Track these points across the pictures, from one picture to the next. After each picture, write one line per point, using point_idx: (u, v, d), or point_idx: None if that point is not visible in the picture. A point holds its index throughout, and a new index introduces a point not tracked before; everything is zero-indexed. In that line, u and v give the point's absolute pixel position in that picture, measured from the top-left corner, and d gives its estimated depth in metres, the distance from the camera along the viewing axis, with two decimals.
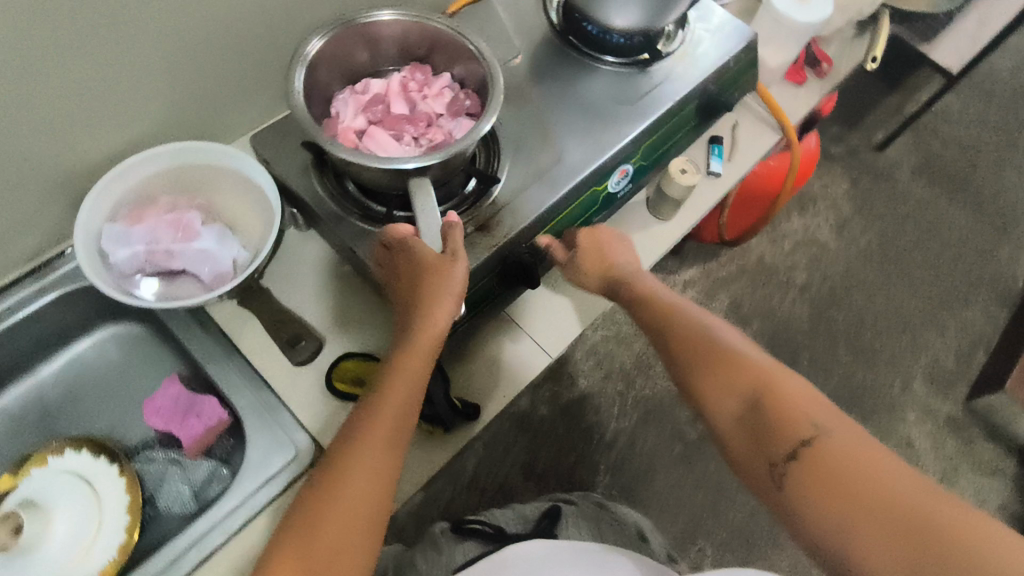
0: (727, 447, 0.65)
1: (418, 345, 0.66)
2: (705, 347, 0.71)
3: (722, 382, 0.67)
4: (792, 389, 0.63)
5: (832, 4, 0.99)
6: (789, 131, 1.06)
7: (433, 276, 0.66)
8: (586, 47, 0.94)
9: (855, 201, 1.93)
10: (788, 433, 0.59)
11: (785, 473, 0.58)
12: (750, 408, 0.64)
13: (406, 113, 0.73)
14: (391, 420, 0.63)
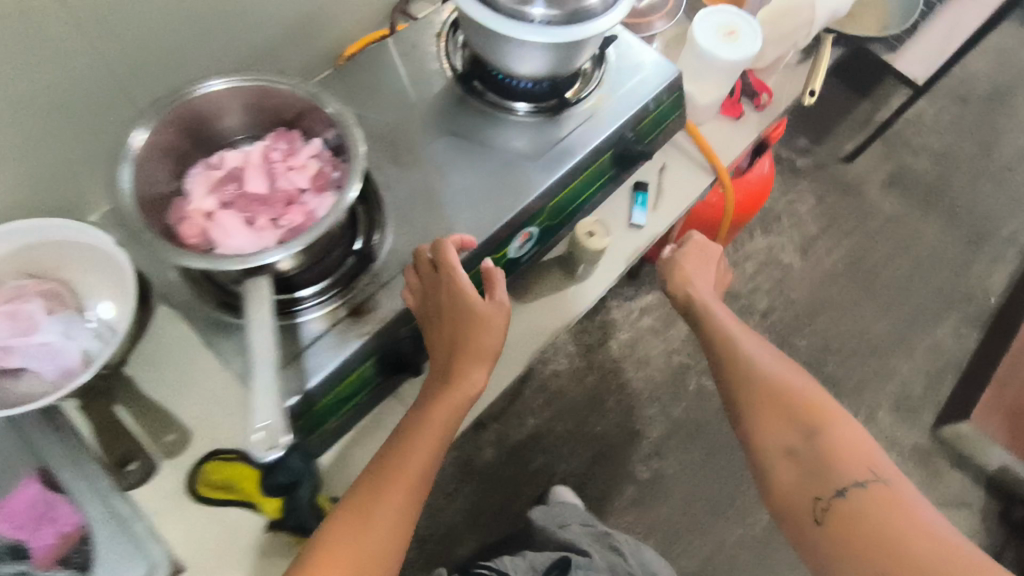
0: (774, 476, 0.73)
1: (456, 384, 0.71)
2: (766, 388, 0.78)
3: (781, 424, 0.75)
4: (836, 439, 0.71)
5: (762, 39, 0.91)
6: (722, 175, 0.98)
7: (482, 323, 0.71)
8: (491, 92, 0.85)
9: (821, 218, 1.86)
10: (842, 477, 0.68)
11: (826, 511, 0.67)
12: (806, 448, 0.72)
13: (263, 192, 0.66)
14: (420, 464, 0.68)
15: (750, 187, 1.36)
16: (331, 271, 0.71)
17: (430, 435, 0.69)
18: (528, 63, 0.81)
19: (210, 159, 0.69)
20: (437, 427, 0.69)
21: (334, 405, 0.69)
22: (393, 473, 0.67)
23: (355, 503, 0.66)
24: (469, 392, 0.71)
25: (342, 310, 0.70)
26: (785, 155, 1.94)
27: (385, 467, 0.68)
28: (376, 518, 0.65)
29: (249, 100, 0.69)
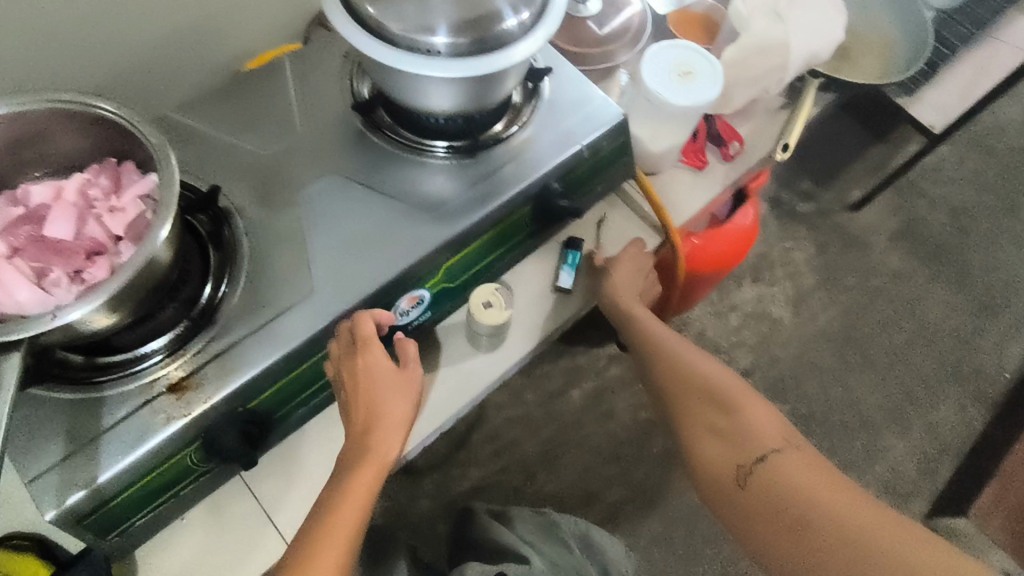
0: (698, 454, 0.66)
1: (377, 443, 0.61)
2: (687, 375, 0.71)
3: (700, 409, 0.68)
4: (756, 421, 0.64)
5: (720, 85, 0.77)
6: (674, 236, 0.84)
7: (399, 390, 0.63)
8: (398, 127, 0.74)
9: (819, 270, 1.71)
10: (755, 443, 0.62)
11: (747, 476, 0.60)
12: (728, 425, 0.65)
13: (63, 239, 0.54)
14: (341, 535, 0.57)
15: (729, 239, 1.21)
16: (161, 336, 0.59)
17: (353, 502, 0.59)
18: (438, 99, 0.68)
19: (16, 194, 0.58)
20: (358, 498, 0.59)
21: (140, 498, 0.57)
22: (310, 550, 0.56)
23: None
24: (388, 455, 0.61)
25: (160, 386, 0.58)
26: (786, 197, 1.79)
27: (297, 561, 0.56)
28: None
29: (57, 125, 0.56)
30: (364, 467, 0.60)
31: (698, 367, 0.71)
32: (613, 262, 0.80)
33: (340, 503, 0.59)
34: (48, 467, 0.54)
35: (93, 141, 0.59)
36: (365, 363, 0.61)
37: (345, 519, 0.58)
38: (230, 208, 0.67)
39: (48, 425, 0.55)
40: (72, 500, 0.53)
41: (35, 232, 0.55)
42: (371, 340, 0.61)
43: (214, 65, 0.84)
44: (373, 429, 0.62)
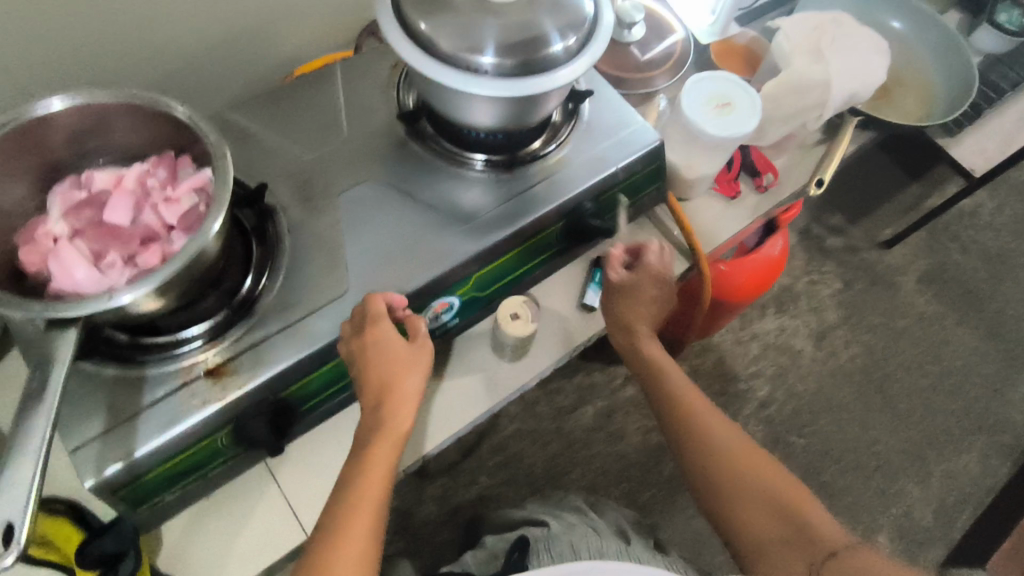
0: (762, 553, 0.67)
1: (393, 415, 0.64)
2: (736, 463, 0.72)
3: (754, 504, 0.69)
4: (819, 519, 0.67)
5: (758, 117, 0.78)
6: (703, 263, 0.86)
7: (410, 365, 0.65)
8: (440, 138, 0.76)
9: (845, 306, 1.69)
10: (820, 540, 0.65)
11: (820, 573, 0.63)
12: (796, 528, 0.66)
13: (122, 225, 0.58)
14: (372, 500, 0.62)
15: (754, 268, 1.21)
16: (202, 321, 0.62)
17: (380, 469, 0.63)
18: (481, 114, 0.70)
19: (79, 178, 0.61)
20: (384, 463, 0.63)
21: (170, 476, 0.60)
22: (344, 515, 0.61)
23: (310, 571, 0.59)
24: (402, 426, 0.65)
25: (198, 368, 0.61)
26: (816, 230, 1.78)
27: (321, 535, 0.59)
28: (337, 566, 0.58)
29: (122, 117, 0.60)
30: (386, 436, 0.64)
31: (743, 454, 0.73)
32: (620, 274, 0.79)
33: (365, 474, 0.62)
34: (88, 438, 0.56)
35: (155, 134, 0.62)
36: (376, 343, 0.62)
37: (373, 486, 0.62)
38: (273, 204, 0.69)
39: (92, 399, 0.58)
40: (109, 472, 0.55)
41: (95, 215, 0.59)
42: (381, 318, 0.62)
43: (264, 65, 0.87)
44: (388, 404, 0.64)
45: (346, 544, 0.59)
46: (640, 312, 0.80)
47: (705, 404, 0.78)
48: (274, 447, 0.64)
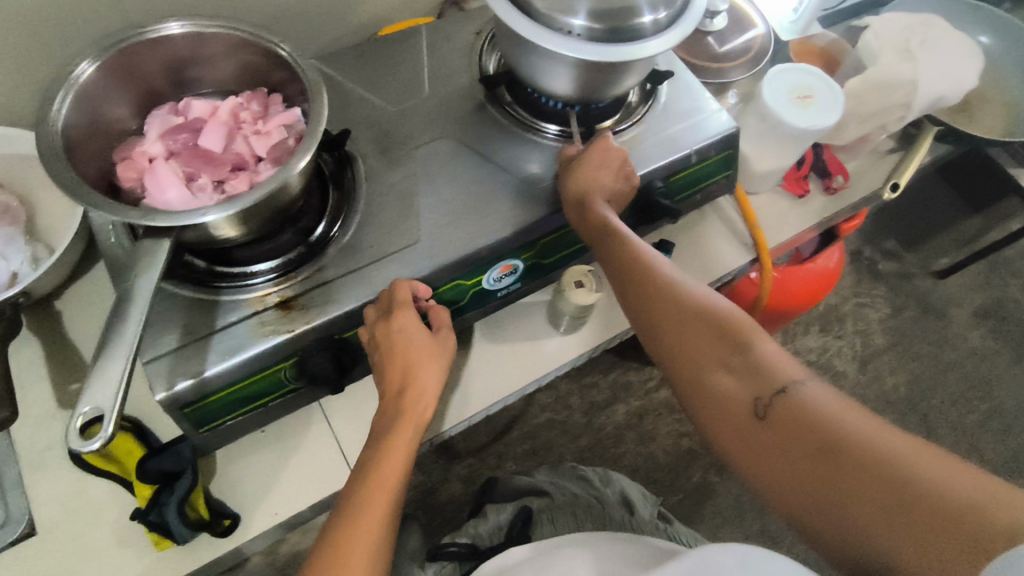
0: (711, 399, 0.58)
1: (410, 406, 0.62)
2: (680, 303, 0.63)
3: (697, 343, 0.60)
4: (770, 351, 0.57)
5: (841, 111, 0.77)
6: (765, 257, 0.85)
7: (433, 356, 0.64)
8: (517, 105, 0.77)
9: (891, 332, 1.65)
10: (774, 374, 0.56)
11: (766, 412, 0.54)
12: (741, 358, 0.58)
13: (213, 150, 0.60)
14: (390, 487, 0.58)
15: (807, 278, 1.19)
16: (279, 255, 0.64)
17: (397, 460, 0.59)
18: (563, 83, 0.70)
19: (178, 104, 0.64)
20: (403, 452, 0.60)
21: (232, 401, 0.61)
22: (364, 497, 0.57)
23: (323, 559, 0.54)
24: (424, 412, 0.62)
25: (270, 300, 0.62)
26: (868, 253, 1.74)
27: (365, 476, 0.59)
28: (353, 552, 0.54)
29: (226, 50, 0.62)
30: (405, 423, 0.61)
31: (688, 291, 0.64)
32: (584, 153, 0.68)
33: (381, 462, 0.59)
34: (162, 352, 0.58)
35: (252, 71, 0.64)
36: (401, 329, 0.61)
37: (390, 474, 0.59)
38: (351, 152, 0.71)
39: (169, 317, 0.60)
40: (179, 387, 0.57)
41: (190, 139, 0.61)
42: (405, 304, 0.61)
43: (349, 26, 0.89)
44: (408, 392, 0.62)
45: (361, 529, 0.55)
46: (598, 181, 0.68)
47: (662, 257, 0.68)
48: (332, 386, 0.65)
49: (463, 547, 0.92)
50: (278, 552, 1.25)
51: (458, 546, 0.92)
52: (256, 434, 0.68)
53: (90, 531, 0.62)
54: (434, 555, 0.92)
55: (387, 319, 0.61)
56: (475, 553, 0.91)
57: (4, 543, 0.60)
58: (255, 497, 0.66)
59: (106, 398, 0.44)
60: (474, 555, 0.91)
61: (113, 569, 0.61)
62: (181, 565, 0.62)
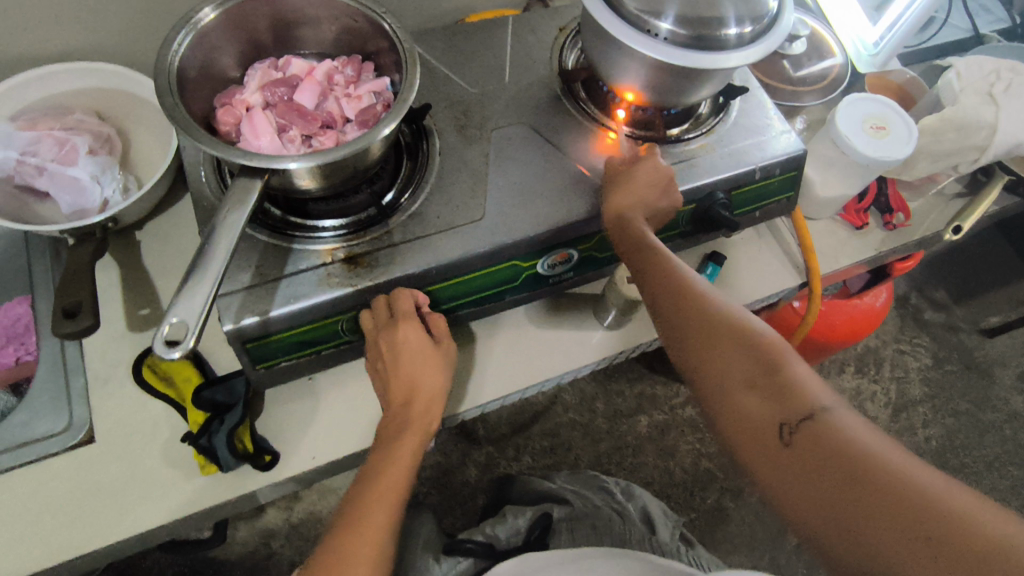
0: (735, 417, 0.57)
1: (415, 417, 0.66)
2: (711, 317, 0.63)
3: (724, 359, 0.60)
4: (801, 375, 0.57)
5: (913, 146, 0.76)
6: (815, 283, 0.85)
7: (433, 363, 0.67)
8: (591, 102, 0.79)
9: (930, 384, 1.61)
10: (802, 399, 0.55)
11: (791, 436, 0.53)
12: (769, 380, 0.57)
13: (306, 106, 0.63)
14: (396, 489, 0.63)
15: (852, 315, 1.18)
16: (351, 215, 0.67)
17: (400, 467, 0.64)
18: (639, 84, 0.71)
19: (279, 60, 0.68)
20: (408, 457, 0.65)
21: (291, 344, 0.65)
22: (375, 492, 0.63)
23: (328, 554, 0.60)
24: (431, 421, 0.67)
25: (338, 255, 0.65)
26: (915, 300, 1.71)
27: (376, 472, 0.64)
28: (355, 550, 0.60)
29: (331, 16, 0.66)
30: (408, 429, 0.65)
31: (720, 306, 0.64)
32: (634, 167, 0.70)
33: (383, 467, 0.64)
34: (235, 288, 0.62)
35: (351, 38, 0.68)
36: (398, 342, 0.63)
37: (396, 477, 0.64)
38: (430, 127, 0.74)
39: (245, 257, 0.63)
40: (246, 322, 0.60)
41: (287, 94, 0.65)
42: (404, 313, 0.64)
43: (438, 10, 0.93)
44: (415, 403, 0.66)
45: (369, 528, 0.61)
46: (642, 198, 0.69)
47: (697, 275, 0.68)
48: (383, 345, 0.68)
49: (479, 544, 0.94)
50: (294, 508, 1.29)
51: (474, 544, 0.95)
52: (303, 380, 0.71)
53: (142, 447, 0.66)
54: (451, 550, 0.95)
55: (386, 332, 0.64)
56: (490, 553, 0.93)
57: (67, 446, 0.65)
58: (298, 440, 0.69)
59: (191, 314, 0.48)
60: (490, 554, 0.94)
61: (160, 485, 0.64)
62: (223, 493, 0.65)
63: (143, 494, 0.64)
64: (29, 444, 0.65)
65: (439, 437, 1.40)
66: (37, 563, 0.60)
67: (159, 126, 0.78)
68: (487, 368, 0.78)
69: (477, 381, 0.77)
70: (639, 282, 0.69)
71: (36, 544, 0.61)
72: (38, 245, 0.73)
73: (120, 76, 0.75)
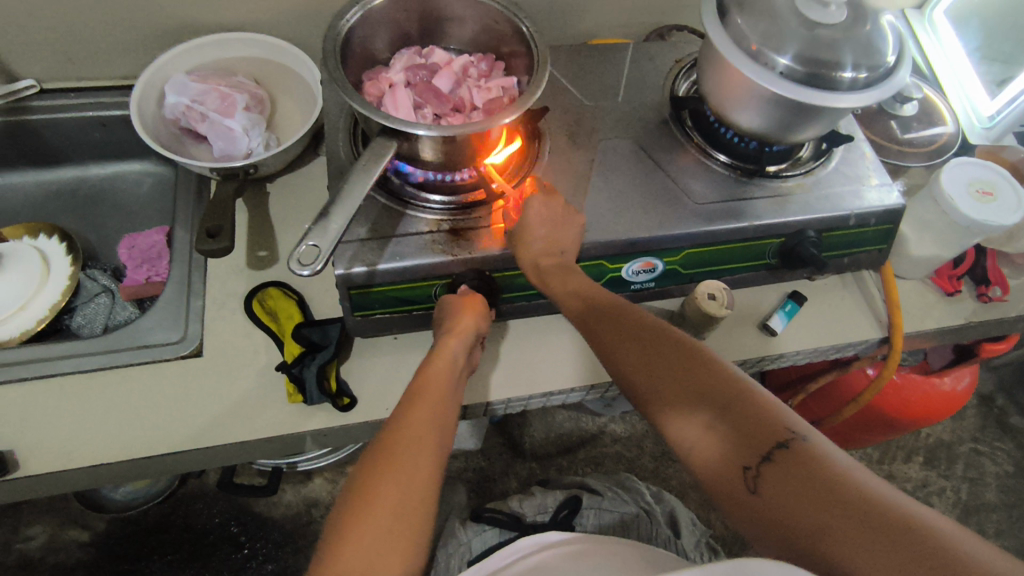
0: (699, 464, 0.53)
1: (454, 341, 0.66)
2: (660, 352, 0.59)
3: (675, 400, 0.56)
4: (758, 402, 0.53)
5: (1018, 217, 0.76)
6: (897, 340, 0.83)
7: (473, 312, 0.69)
8: (696, 128, 0.83)
9: (1007, 493, 1.51)
10: (760, 434, 0.51)
11: (758, 480, 0.49)
12: (725, 416, 0.53)
13: (442, 89, 0.71)
14: (445, 382, 0.62)
15: (929, 393, 1.14)
16: (459, 194, 0.73)
17: (442, 365, 0.64)
18: (747, 116, 0.75)
19: (424, 48, 0.76)
20: (448, 359, 0.65)
21: (388, 298, 0.71)
22: (424, 384, 0.61)
23: (354, 495, 0.52)
24: (468, 336, 0.67)
25: (443, 226, 0.71)
26: (1000, 401, 1.62)
27: (425, 376, 0.63)
28: (415, 423, 0.57)
29: (477, 15, 0.73)
30: (431, 389, 0.60)
31: (672, 337, 0.61)
32: (527, 214, 0.70)
33: (407, 419, 0.57)
34: (351, 238, 0.68)
35: (487, 37, 0.75)
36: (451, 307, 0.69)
37: (438, 383, 0.62)
38: (544, 129, 0.80)
39: (364, 213, 0.70)
40: (355, 270, 0.66)
41: (427, 77, 0.72)
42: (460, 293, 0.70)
43: (563, 34, 1.00)
44: (454, 331, 0.67)
45: (422, 403, 0.59)
46: (553, 239, 0.70)
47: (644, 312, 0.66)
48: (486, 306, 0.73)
49: (506, 514, 0.96)
50: (340, 482, 1.34)
51: (500, 513, 0.97)
52: (389, 338, 0.77)
53: (239, 370, 0.72)
54: (476, 517, 0.96)
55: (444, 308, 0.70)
56: (517, 524, 0.95)
57: (179, 355, 0.72)
58: (375, 392, 0.73)
59: (325, 240, 0.55)
60: (516, 526, 0.96)
61: (249, 406, 0.70)
62: (301, 424, 0.70)
63: (234, 411, 0.70)
64: (147, 348, 0.72)
65: (486, 443, 1.43)
66: (136, 451, 0.67)
67: (307, 96, 0.88)
68: (557, 361, 0.80)
69: (545, 371, 0.80)
70: (592, 318, 0.66)
71: (139, 435, 0.67)
72: (185, 181, 0.84)
73: (281, 49, 0.86)
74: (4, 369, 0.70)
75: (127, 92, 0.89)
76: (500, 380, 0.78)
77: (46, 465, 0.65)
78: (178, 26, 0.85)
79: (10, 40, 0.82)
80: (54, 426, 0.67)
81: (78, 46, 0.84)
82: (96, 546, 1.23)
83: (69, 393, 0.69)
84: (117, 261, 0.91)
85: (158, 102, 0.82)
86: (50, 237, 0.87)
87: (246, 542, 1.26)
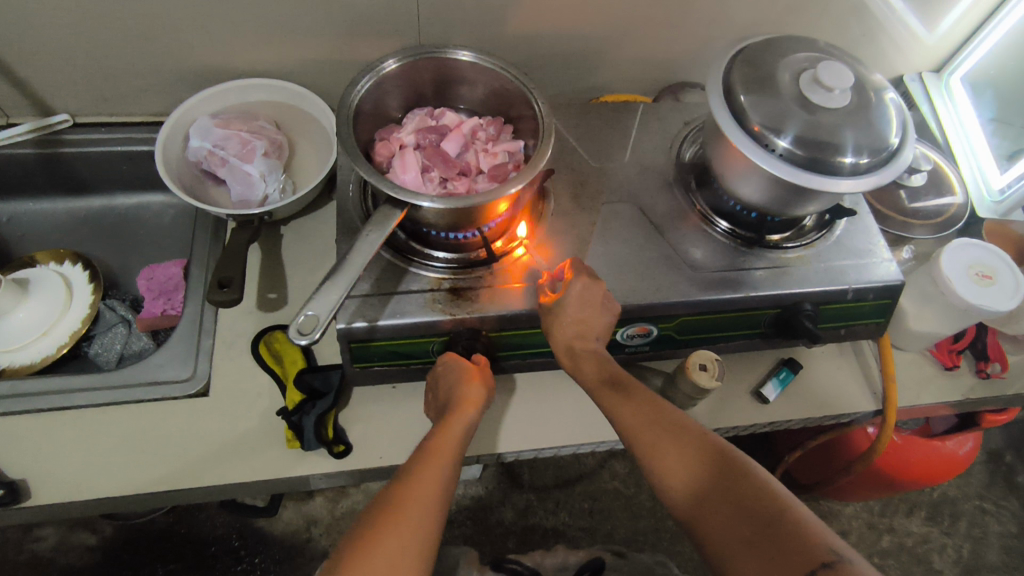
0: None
1: (461, 409, 0.67)
2: (701, 458, 0.60)
3: (722, 515, 0.56)
4: (801, 518, 0.54)
5: (1017, 302, 0.77)
6: (891, 413, 0.83)
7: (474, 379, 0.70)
8: (699, 194, 0.84)
9: (1010, 553, 1.49)
10: (806, 552, 0.51)
11: None
12: (766, 533, 0.53)
13: (450, 153, 0.74)
14: (452, 450, 0.63)
15: (930, 456, 1.13)
16: (462, 252, 0.76)
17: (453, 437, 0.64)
18: (748, 190, 0.76)
19: (436, 109, 0.79)
20: (460, 430, 0.65)
21: (387, 351, 0.73)
22: (430, 450, 0.62)
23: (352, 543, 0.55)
24: (473, 404, 0.68)
25: (444, 285, 0.73)
26: (1008, 459, 1.60)
27: (432, 444, 0.63)
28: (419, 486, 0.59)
29: (487, 80, 0.76)
30: (439, 453, 0.62)
31: (710, 444, 0.61)
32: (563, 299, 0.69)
33: (415, 479, 0.59)
34: (355, 294, 0.71)
35: (497, 101, 0.78)
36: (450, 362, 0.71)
37: (445, 451, 0.63)
38: (549, 189, 0.82)
39: (368, 268, 0.73)
40: (356, 325, 0.69)
41: (436, 140, 0.75)
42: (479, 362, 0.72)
43: (577, 87, 1.02)
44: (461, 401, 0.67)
45: (425, 469, 0.60)
46: (584, 326, 0.70)
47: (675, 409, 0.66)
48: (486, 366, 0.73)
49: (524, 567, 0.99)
50: (340, 502, 1.37)
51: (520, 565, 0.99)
52: (387, 387, 0.79)
53: (244, 410, 0.76)
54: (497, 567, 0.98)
55: (445, 372, 0.71)
56: None
57: (186, 393, 0.76)
58: (371, 440, 0.76)
59: (324, 308, 0.57)
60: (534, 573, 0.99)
61: (251, 446, 0.73)
62: (299, 468, 0.73)
63: (236, 451, 0.73)
64: (156, 385, 0.76)
65: (484, 473, 1.44)
66: (139, 487, 0.70)
67: (325, 142, 0.91)
68: (552, 415, 0.82)
69: (538, 426, 0.81)
70: (627, 414, 0.65)
71: (147, 471, 0.71)
72: (204, 219, 0.87)
73: (301, 97, 0.90)
74: (25, 399, 0.74)
75: (155, 130, 0.93)
76: (493, 432, 0.80)
77: (57, 495, 0.69)
78: (204, 70, 0.89)
79: (47, 80, 0.86)
80: (66, 457, 0.71)
81: (110, 86, 0.89)
82: (103, 551, 1.27)
83: (82, 425, 0.73)
84: (135, 291, 0.95)
85: (183, 142, 0.86)
86: (74, 264, 0.92)
87: (246, 557, 1.30)
